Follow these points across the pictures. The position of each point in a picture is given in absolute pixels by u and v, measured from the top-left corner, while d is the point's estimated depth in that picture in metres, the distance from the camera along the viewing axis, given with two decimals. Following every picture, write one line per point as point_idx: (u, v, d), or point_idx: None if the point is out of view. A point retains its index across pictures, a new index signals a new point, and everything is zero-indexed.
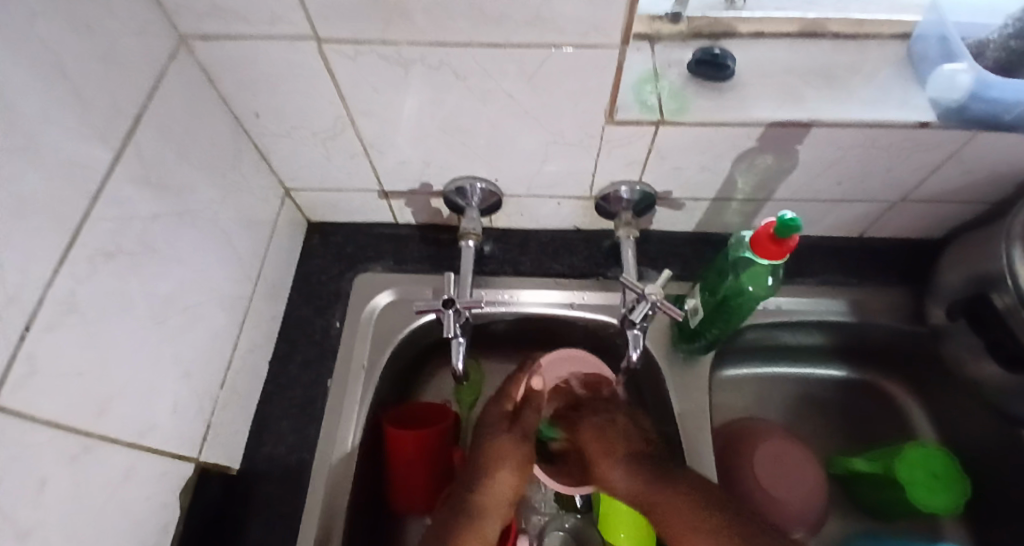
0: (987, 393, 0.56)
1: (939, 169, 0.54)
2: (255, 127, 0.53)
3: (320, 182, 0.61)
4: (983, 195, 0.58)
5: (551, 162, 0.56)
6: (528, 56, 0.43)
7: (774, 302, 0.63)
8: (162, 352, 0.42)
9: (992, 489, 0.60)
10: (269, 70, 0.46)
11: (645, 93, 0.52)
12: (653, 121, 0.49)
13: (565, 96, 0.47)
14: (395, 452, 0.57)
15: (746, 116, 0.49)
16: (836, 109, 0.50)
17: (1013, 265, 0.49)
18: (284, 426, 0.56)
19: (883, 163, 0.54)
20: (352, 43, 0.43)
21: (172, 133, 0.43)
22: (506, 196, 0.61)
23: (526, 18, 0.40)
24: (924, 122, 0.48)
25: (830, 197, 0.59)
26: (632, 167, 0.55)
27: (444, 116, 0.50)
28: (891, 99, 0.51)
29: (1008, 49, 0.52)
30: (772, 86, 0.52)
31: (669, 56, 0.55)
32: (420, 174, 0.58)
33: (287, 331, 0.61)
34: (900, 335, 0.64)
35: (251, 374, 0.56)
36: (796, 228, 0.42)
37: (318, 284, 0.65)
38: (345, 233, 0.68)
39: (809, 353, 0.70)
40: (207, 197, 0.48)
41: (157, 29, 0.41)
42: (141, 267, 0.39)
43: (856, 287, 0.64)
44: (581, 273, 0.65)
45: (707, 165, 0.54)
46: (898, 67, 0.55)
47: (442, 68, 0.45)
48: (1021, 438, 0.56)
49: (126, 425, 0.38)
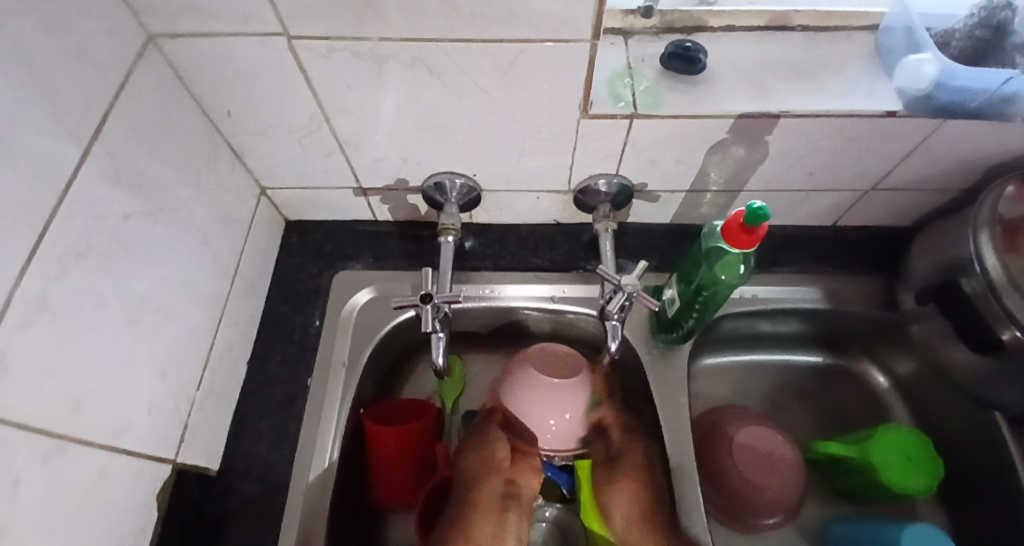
0: (959, 377, 0.58)
1: (907, 159, 0.56)
2: (229, 126, 0.52)
3: (296, 181, 0.61)
4: (949, 184, 0.60)
5: (528, 156, 0.56)
6: (500, 52, 0.43)
7: (750, 292, 0.64)
8: (137, 353, 0.42)
9: (965, 469, 0.62)
10: (242, 67, 0.46)
11: (619, 87, 0.52)
12: (626, 115, 0.49)
13: (538, 91, 0.47)
14: (377, 449, 0.57)
15: (718, 109, 0.50)
16: (804, 100, 0.51)
17: (981, 252, 0.51)
18: (264, 426, 0.56)
19: (851, 154, 0.55)
20: (324, 40, 0.42)
21: (143, 132, 0.42)
22: (484, 191, 0.62)
23: (497, 13, 0.40)
24: (890, 112, 0.50)
25: (802, 187, 0.60)
26: (608, 160, 0.56)
27: (419, 111, 0.50)
28: (857, 90, 0.52)
29: (973, 38, 0.53)
30: (743, 79, 0.53)
31: (643, 50, 0.55)
32: (397, 170, 0.58)
33: (266, 331, 0.61)
34: (873, 322, 0.65)
35: (229, 373, 0.55)
36: (766, 217, 0.42)
37: (297, 283, 0.64)
38: (323, 231, 0.68)
39: (785, 341, 0.71)
40: (181, 198, 0.47)
41: (125, 28, 0.40)
42: (112, 268, 0.39)
43: (830, 276, 0.66)
44: (561, 267, 0.66)
45: (681, 157, 0.55)
46: (866, 58, 0.56)
47: (416, 64, 0.45)
48: (991, 419, 0.58)
49: (101, 426, 0.38)
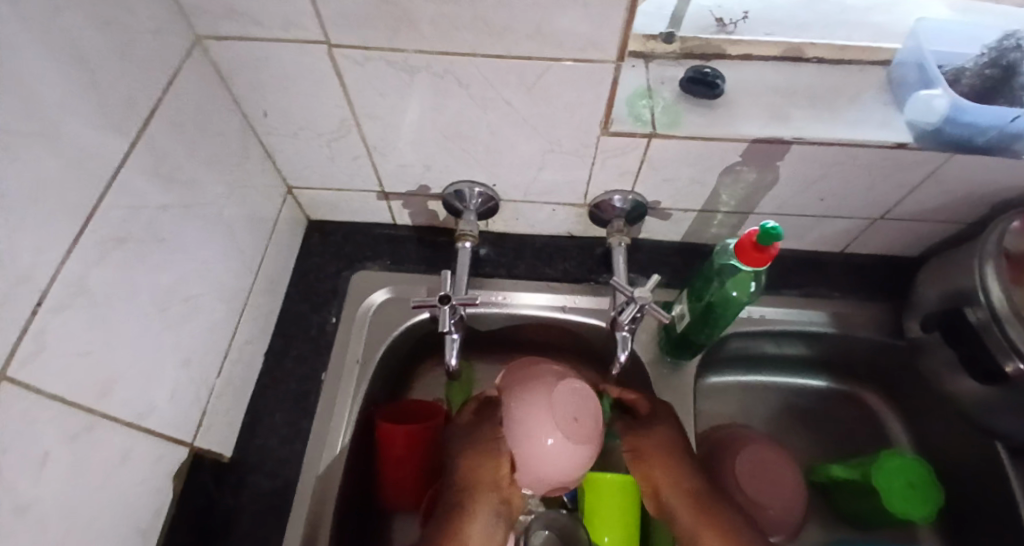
0: (962, 406, 0.59)
1: (916, 190, 0.57)
2: (263, 126, 0.55)
3: (321, 183, 0.63)
4: (957, 216, 0.61)
5: (547, 169, 0.58)
6: (528, 68, 0.46)
7: (757, 312, 0.66)
8: (164, 337, 0.44)
9: (966, 498, 0.62)
10: (280, 71, 0.48)
11: (639, 107, 0.54)
12: (645, 134, 0.51)
13: (562, 106, 0.49)
14: (385, 448, 0.58)
15: (733, 132, 0.52)
16: (818, 128, 0.53)
17: (987, 282, 0.53)
18: (277, 419, 0.57)
19: (861, 182, 0.56)
20: (361, 49, 0.45)
21: (183, 128, 0.44)
22: (503, 201, 0.63)
23: (528, 31, 0.42)
24: (901, 143, 0.51)
25: (812, 213, 0.62)
26: (624, 177, 0.58)
27: (445, 120, 0.52)
28: (871, 120, 0.54)
29: (984, 76, 0.54)
30: (760, 105, 0.55)
31: (663, 73, 0.57)
32: (420, 177, 0.60)
33: (284, 326, 0.63)
34: (878, 347, 0.66)
35: (247, 364, 0.57)
36: (778, 236, 0.43)
37: (316, 281, 0.66)
38: (344, 233, 0.70)
39: (791, 364, 0.72)
40: (214, 193, 0.49)
41: (174, 29, 0.42)
42: (147, 255, 0.41)
43: (837, 300, 0.67)
44: (573, 278, 0.67)
45: (696, 177, 0.57)
46: (879, 90, 0.57)
47: (446, 76, 0.47)
48: (993, 450, 0.58)
49: (127, 406, 0.40)
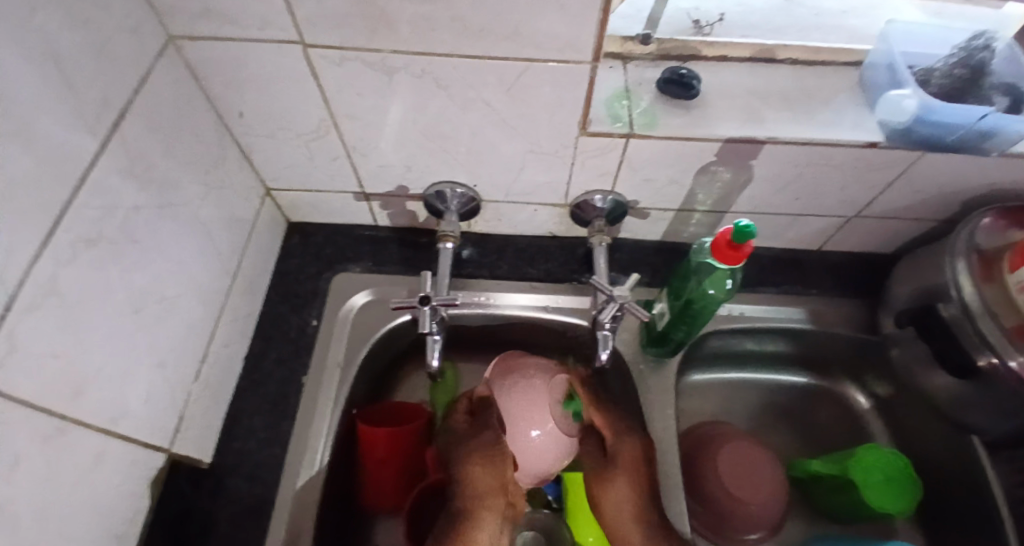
0: (937, 400, 0.60)
1: (889, 188, 0.58)
2: (241, 127, 0.54)
3: (300, 184, 0.62)
4: (929, 214, 0.62)
5: (527, 170, 0.58)
6: (505, 68, 0.46)
7: (737, 310, 0.66)
8: (138, 340, 0.43)
9: (943, 492, 0.64)
10: (256, 72, 0.48)
11: (616, 107, 0.54)
12: (623, 134, 0.52)
13: (541, 107, 0.50)
14: (367, 450, 0.58)
15: (709, 132, 0.52)
16: (792, 127, 0.54)
17: (958, 279, 0.54)
18: (257, 422, 0.56)
19: (836, 181, 0.57)
20: (338, 49, 0.45)
21: (157, 128, 0.44)
22: (484, 201, 0.64)
23: (505, 32, 0.42)
24: (872, 142, 0.52)
25: (788, 211, 0.63)
26: (604, 177, 0.58)
27: (424, 121, 0.52)
28: (843, 121, 0.55)
29: (953, 76, 0.55)
30: (735, 106, 0.56)
31: (641, 75, 0.58)
32: (400, 177, 0.60)
33: (264, 328, 0.62)
34: (855, 343, 0.67)
35: (225, 367, 0.56)
36: (752, 235, 0.44)
37: (296, 283, 0.65)
38: (324, 234, 0.69)
39: (771, 361, 0.73)
40: (190, 194, 0.49)
41: (147, 28, 0.42)
42: (120, 256, 0.40)
43: (814, 297, 0.68)
44: (555, 278, 0.68)
45: (675, 177, 0.57)
46: (851, 92, 0.58)
47: (424, 76, 0.47)
48: (968, 444, 0.60)
49: (100, 410, 0.39)
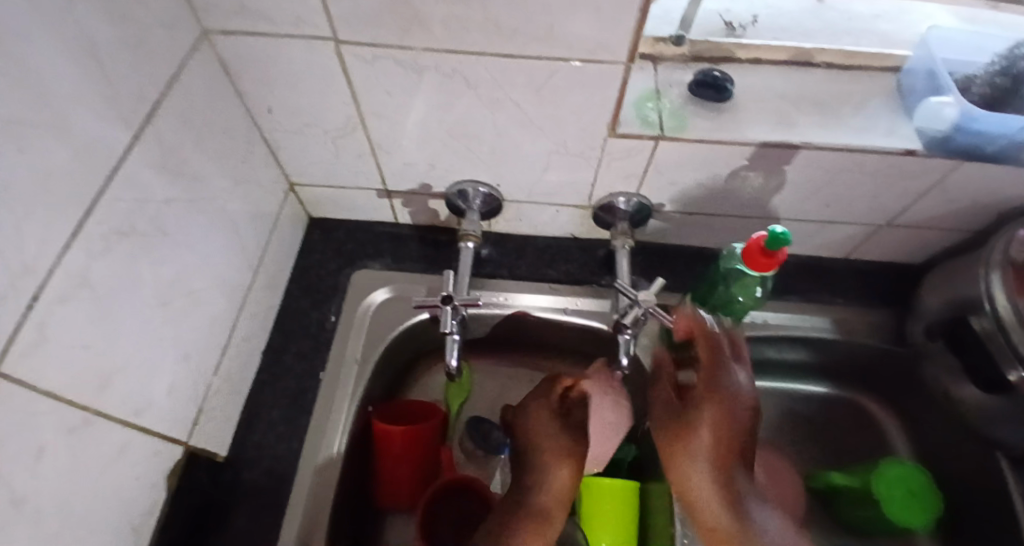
0: (966, 415, 0.58)
1: (923, 197, 0.57)
2: (267, 122, 0.54)
3: (324, 180, 0.62)
4: (962, 224, 0.61)
5: (552, 171, 0.57)
6: (537, 69, 0.45)
7: (760, 317, 0.65)
8: (164, 334, 0.43)
9: (967, 509, 0.62)
10: (286, 67, 0.48)
11: (646, 109, 0.53)
12: (653, 136, 0.51)
13: (571, 107, 0.49)
14: (381, 448, 0.58)
15: (741, 137, 0.51)
16: (826, 133, 0.52)
17: (993, 291, 0.52)
18: (275, 417, 0.56)
19: (868, 188, 0.56)
20: (369, 46, 0.44)
21: (189, 121, 0.44)
22: (507, 201, 0.63)
23: (540, 32, 0.42)
24: (910, 150, 0.51)
25: (817, 218, 0.62)
26: (631, 180, 0.57)
27: (452, 120, 0.51)
28: (877, 128, 0.53)
29: (994, 85, 0.54)
30: (768, 110, 0.54)
31: (671, 77, 0.57)
32: (424, 176, 0.60)
33: (283, 323, 0.62)
34: (881, 354, 0.66)
35: (245, 361, 0.56)
36: (786, 242, 0.43)
37: (316, 278, 0.65)
38: (345, 230, 0.69)
39: (792, 370, 0.71)
40: (216, 188, 0.49)
41: (182, 22, 0.42)
42: (149, 249, 0.40)
43: (839, 307, 0.66)
44: (576, 280, 0.67)
45: (702, 181, 0.56)
46: (888, 97, 0.57)
47: (454, 75, 0.46)
48: (995, 461, 0.58)
49: (124, 403, 0.39)
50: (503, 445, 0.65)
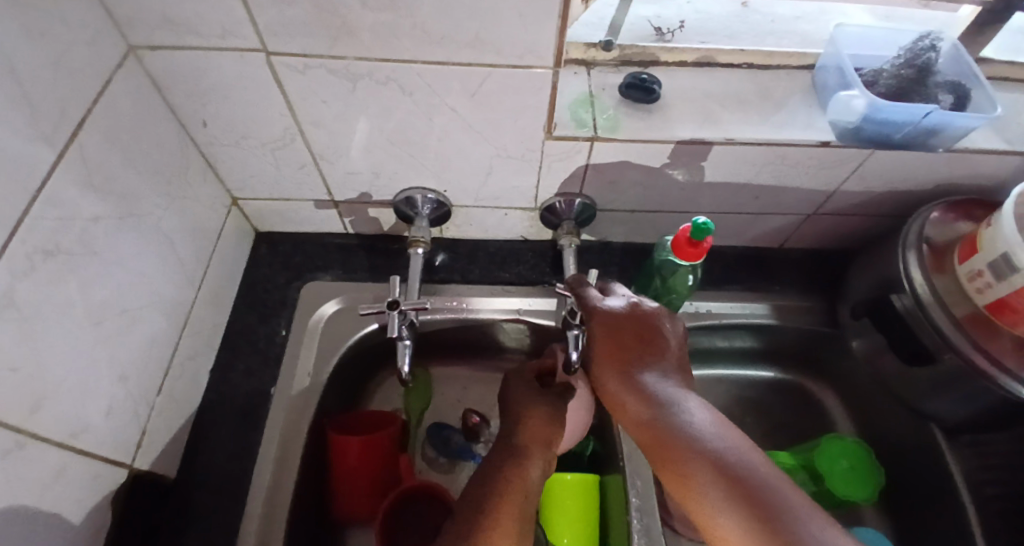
0: (895, 388, 0.62)
1: (842, 186, 0.61)
2: (203, 136, 0.54)
3: (267, 193, 0.62)
4: (881, 209, 0.65)
5: (494, 175, 0.59)
6: (468, 75, 0.47)
7: (704, 307, 0.68)
8: (99, 353, 0.42)
9: (908, 480, 0.66)
10: (219, 80, 0.48)
11: (580, 112, 0.56)
12: (587, 137, 0.53)
13: (505, 112, 0.50)
14: (338, 460, 0.57)
15: (668, 135, 0.54)
16: (748, 129, 0.56)
17: (910, 270, 0.57)
18: (225, 435, 0.55)
19: (791, 179, 0.60)
20: (300, 57, 0.45)
21: (116, 137, 0.43)
22: (454, 206, 0.64)
23: (466, 39, 0.43)
24: (825, 141, 0.55)
25: (749, 210, 0.65)
26: (571, 180, 0.60)
27: (392, 127, 0.52)
28: (796, 122, 0.57)
29: (900, 77, 0.57)
30: (694, 109, 0.57)
31: (604, 80, 0.59)
32: (368, 184, 0.60)
33: (231, 340, 0.61)
34: (818, 336, 0.70)
35: (191, 379, 0.55)
36: (709, 232, 0.45)
37: (264, 293, 0.65)
38: (293, 242, 0.69)
39: (739, 357, 0.75)
40: (152, 204, 0.48)
41: (105, 38, 0.41)
42: (79, 267, 0.39)
43: (776, 293, 0.70)
44: (527, 280, 0.68)
45: (638, 179, 0.59)
46: (803, 94, 0.61)
47: (388, 83, 0.47)
48: (929, 430, 0.62)
49: (59, 425, 0.38)
50: (466, 450, 0.66)
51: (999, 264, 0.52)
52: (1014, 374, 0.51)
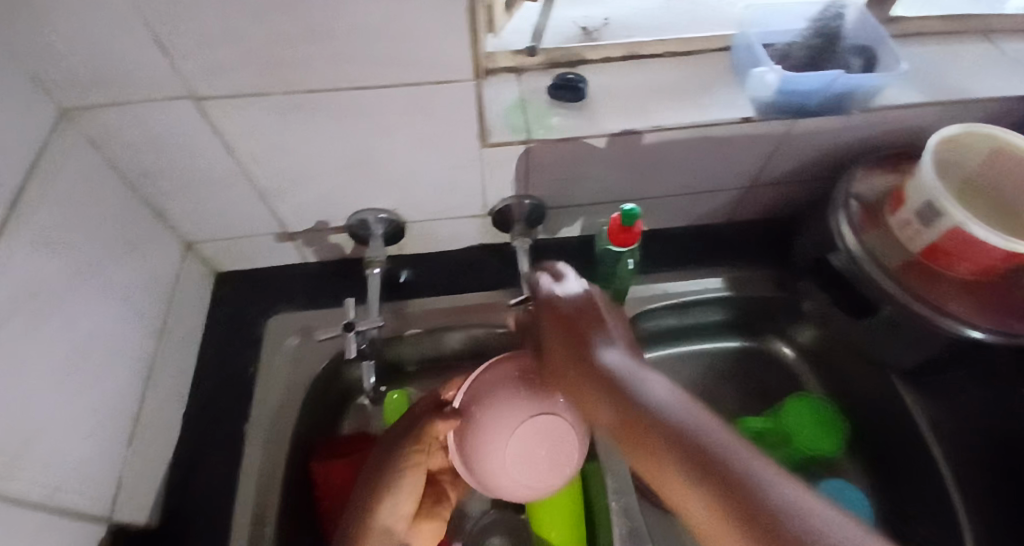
0: (852, 343, 0.64)
1: (775, 155, 0.63)
2: (147, 186, 0.55)
3: (219, 233, 0.63)
4: (813, 174, 0.68)
5: (442, 187, 0.60)
6: (396, 94, 0.48)
7: (664, 287, 0.70)
8: (66, 411, 0.43)
9: (876, 430, 0.68)
10: (152, 130, 0.49)
11: (514, 117, 0.56)
12: (523, 141, 0.55)
13: (437, 125, 0.52)
14: (324, 486, 0.58)
15: (600, 129, 0.56)
16: (675, 113, 0.58)
17: (841, 231, 0.59)
18: (203, 477, 0.56)
19: (726, 156, 0.62)
20: (229, 97, 0.46)
21: (60, 198, 0.44)
22: (407, 223, 0.65)
23: (387, 61, 0.45)
24: (746, 117, 0.57)
25: (692, 190, 0.67)
26: (517, 183, 0.61)
27: (330, 155, 0.54)
28: (720, 101, 0.59)
29: (810, 48, 0.60)
30: (622, 100, 0.60)
31: (534, 83, 0.61)
32: (319, 212, 0.61)
33: (201, 382, 0.62)
34: (773, 303, 0.73)
35: (163, 426, 0.56)
36: (637, 216, 0.48)
37: (228, 332, 0.65)
38: (253, 279, 0.69)
39: (705, 330, 0.77)
40: (103, 258, 0.49)
41: (34, 103, 0.43)
42: (39, 328, 0.40)
43: (730, 267, 0.73)
44: (488, 285, 0.70)
45: (579, 174, 0.61)
46: (725, 74, 0.63)
47: (320, 111, 0.49)
48: (891, 379, 0.65)
49: (33, 487, 0.39)
50: None
51: (926, 211, 0.54)
52: (955, 316, 0.54)
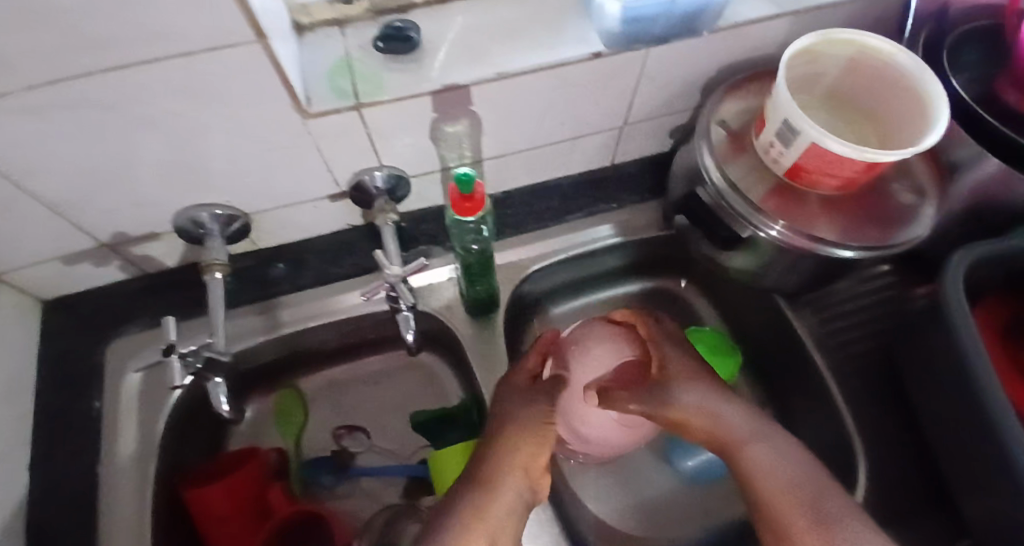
0: (734, 273, 0.65)
1: (637, 90, 0.59)
2: None
3: (28, 260, 0.55)
4: (685, 104, 0.64)
5: (277, 171, 0.54)
6: (167, 71, 0.38)
7: (548, 244, 0.71)
8: None
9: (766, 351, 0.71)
10: None
11: (337, 81, 0.50)
12: (351, 107, 0.48)
13: (237, 104, 0.44)
14: (206, 514, 0.56)
15: (435, 83, 0.50)
16: (519, 56, 0.52)
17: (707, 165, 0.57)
18: (65, 530, 0.52)
19: (585, 96, 0.58)
20: None
21: None
22: (251, 216, 0.59)
23: (134, 35, 0.34)
24: (596, 53, 0.52)
25: (561, 137, 0.63)
26: (365, 154, 0.55)
27: (120, 159, 0.47)
28: (568, 37, 0.54)
29: None
30: (459, 47, 0.54)
31: (359, 39, 0.54)
32: (140, 219, 0.54)
33: (46, 427, 0.56)
34: (662, 241, 0.73)
35: (5, 486, 0.50)
36: (474, 179, 0.44)
37: (71, 366, 0.59)
38: (91, 302, 0.62)
39: (603, 278, 0.77)
40: None
41: None
42: None
43: (615, 211, 0.72)
44: (364, 269, 0.68)
45: (428, 137, 0.56)
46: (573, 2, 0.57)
47: (78, 103, 0.39)
48: (774, 301, 0.66)
49: None
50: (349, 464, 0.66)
51: (784, 132, 0.51)
52: (825, 241, 0.54)
